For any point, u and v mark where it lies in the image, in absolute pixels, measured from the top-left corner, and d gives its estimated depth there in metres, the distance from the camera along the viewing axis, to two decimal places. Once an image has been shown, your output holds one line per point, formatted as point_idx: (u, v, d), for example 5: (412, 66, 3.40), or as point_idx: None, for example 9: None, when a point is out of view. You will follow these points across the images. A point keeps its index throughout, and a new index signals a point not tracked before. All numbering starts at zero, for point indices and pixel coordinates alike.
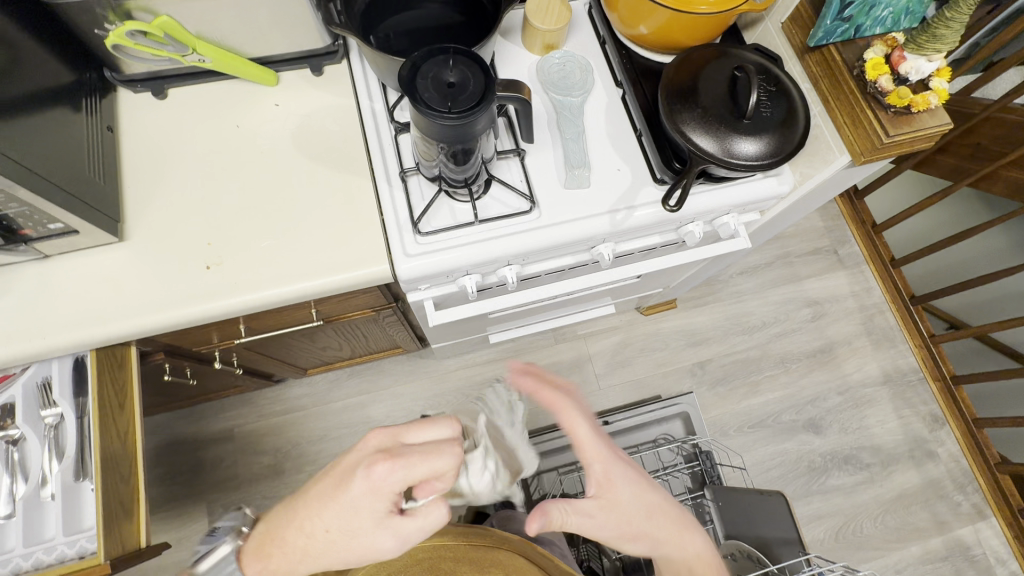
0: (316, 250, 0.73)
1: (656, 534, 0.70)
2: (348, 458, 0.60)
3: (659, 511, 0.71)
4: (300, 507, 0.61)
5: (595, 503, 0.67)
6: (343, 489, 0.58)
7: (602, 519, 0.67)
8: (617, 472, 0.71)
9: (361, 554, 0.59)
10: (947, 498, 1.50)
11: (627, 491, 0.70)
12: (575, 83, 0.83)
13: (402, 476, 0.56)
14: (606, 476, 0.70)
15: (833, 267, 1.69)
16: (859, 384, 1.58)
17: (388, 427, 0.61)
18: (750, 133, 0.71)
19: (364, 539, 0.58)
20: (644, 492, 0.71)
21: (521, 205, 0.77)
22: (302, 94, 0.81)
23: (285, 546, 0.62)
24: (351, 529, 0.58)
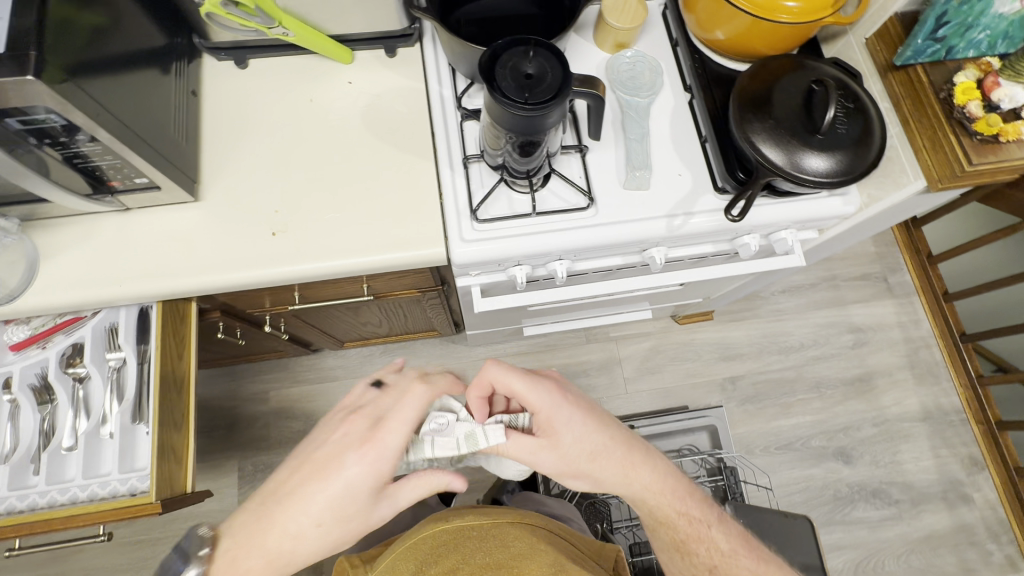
0: (377, 226, 0.75)
1: (603, 472, 0.67)
2: (326, 449, 0.62)
3: (614, 451, 0.67)
4: (278, 511, 0.61)
5: (534, 443, 0.64)
6: (330, 475, 0.60)
7: (544, 459, 0.65)
8: (557, 417, 0.65)
9: (357, 533, 0.62)
10: (978, 545, 1.44)
11: (571, 434, 0.65)
12: (644, 84, 0.82)
13: (392, 445, 0.60)
14: (548, 419, 0.65)
15: (880, 295, 1.63)
16: (896, 417, 1.53)
17: (363, 409, 0.64)
18: (822, 149, 0.70)
19: (366, 516, 0.61)
20: (589, 434, 0.66)
21: (579, 201, 0.78)
22: (374, 73, 0.83)
23: (264, 553, 0.61)
24: (347, 513, 0.60)
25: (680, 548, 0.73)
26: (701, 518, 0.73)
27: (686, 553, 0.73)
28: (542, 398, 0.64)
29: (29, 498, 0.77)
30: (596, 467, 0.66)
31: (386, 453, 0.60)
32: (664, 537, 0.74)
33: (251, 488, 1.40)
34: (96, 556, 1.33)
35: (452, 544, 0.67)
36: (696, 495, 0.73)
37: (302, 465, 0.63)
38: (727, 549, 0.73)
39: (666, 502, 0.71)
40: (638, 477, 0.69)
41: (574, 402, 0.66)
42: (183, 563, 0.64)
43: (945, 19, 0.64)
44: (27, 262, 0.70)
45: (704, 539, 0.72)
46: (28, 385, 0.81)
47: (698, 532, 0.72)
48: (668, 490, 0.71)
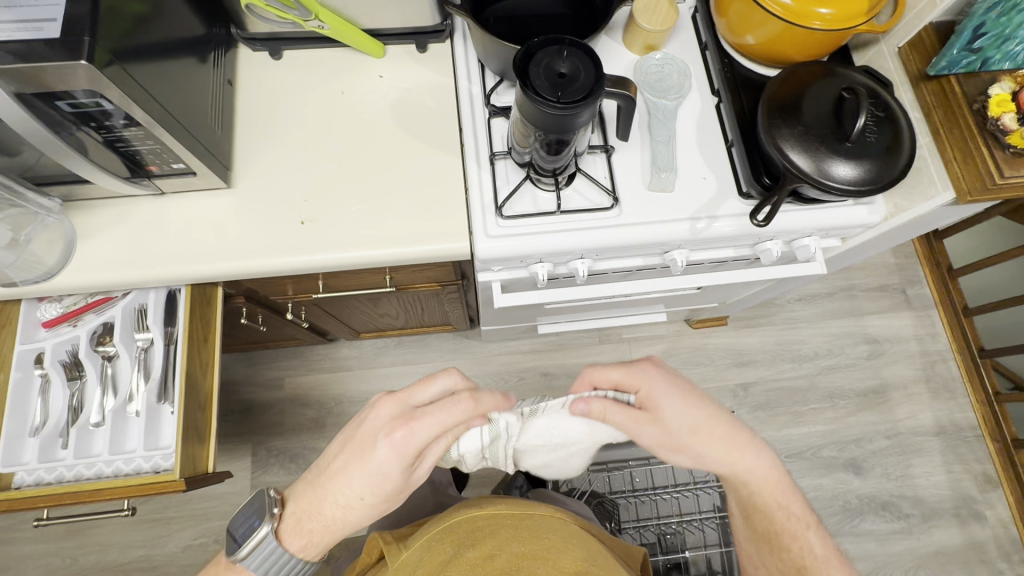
0: (404, 219, 0.76)
1: (704, 447, 0.69)
2: (362, 431, 0.64)
3: (717, 430, 0.69)
4: (325, 484, 0.65)
5: (638, 415, 0.67)
6: (366, 457, 0.62)
7: (646, 433, 0.67)
8: (658, 392, 0.68)
9: (397, 498, 0.66)
10: (988, 563, 1.43)
11: (672, 409, 0.68)
12: (672, 87, 0.82)
13: (422, 436, 0.60)
14: (652, 394, 0.68)
15: (898, 307, 1.62)
16: (909, 431, 1.52)
17: (393, 394, 0.64)
18: (850, 157, 0.70)
19: (406, 484, 0.65)
20: (689, 409, 0.68)
21: (603, 201, 0.78)
22: (404, 68, 0.84)
23: (319, 519, 0.67)
24: (386, 490, 0.63)
25: (770, 538, 0.74)
26: (799, 516, 0.74)
27: (774, 545, 0.74)
28: (647, 376, 0.68)
29: (57, 470, 0.80)
30: (699, 447, 0.69)
31: (415, 441, 0.61)
32: (756, 526, 0.75)
33: (263, 473, 1.42)
34: (112, 531, 1.36)
35: (484, 531, 0.69)
36: (798, 492, 0.73)
37: (344, 444, 0.65)
38: (819, 547, 0.73)
39: (762, 488, 0.72)
40: (741, 459, 0.70)
41: (677, 382, 0.69)
42: (258, 520, 0.68)
43: (983, 30, 0.64)
44: (65, 242, 0.73)
45: (798, 536, 0.73)
46: (59, 360, 0.83)
47: (793, 524, 0.73)
48: (768, 477, 0.72)
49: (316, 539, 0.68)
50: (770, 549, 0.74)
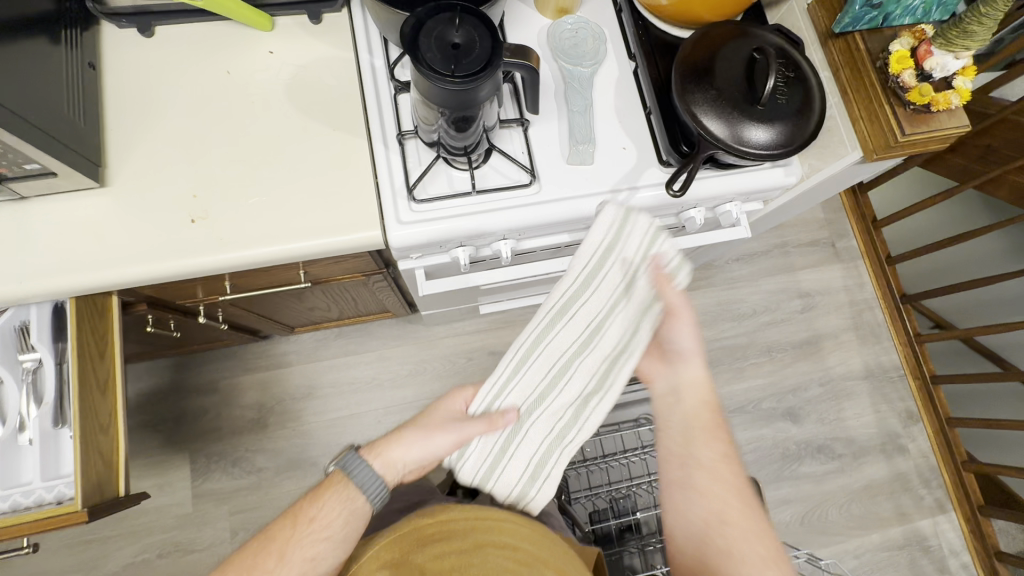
0: (312, 208, 0.71)
1: (689, 421, 0.67)
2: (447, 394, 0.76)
3: (700, 415, 0.67)
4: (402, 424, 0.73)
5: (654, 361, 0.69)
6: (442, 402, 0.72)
7: (644, 358, 0.70)
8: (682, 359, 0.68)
9: (432, 446, 0.68)
10: (912, 491, 1.55)
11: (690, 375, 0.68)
12: (587, 52, 0.79)
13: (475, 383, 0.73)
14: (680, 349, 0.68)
15: (828, 260, 1.69)
16: (840, 377, 1.61)
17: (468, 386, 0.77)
18: (763, 120, 0.69)
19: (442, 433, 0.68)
20: (698, 391, 0.68)
21: (521, 178, 0.75)
22: (298, 42, 0.77)
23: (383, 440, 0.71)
24: (434, 421, 0.70)
25: (707, 525, 0.64)
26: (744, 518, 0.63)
27: (727, 536, 0.62)
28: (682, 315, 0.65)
29: None
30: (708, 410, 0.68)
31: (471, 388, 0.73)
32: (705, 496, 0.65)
33: (205, 480, 1.36)
34: (40, 559, 1.27)
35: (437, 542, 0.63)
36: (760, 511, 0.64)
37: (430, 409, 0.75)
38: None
39: (716, 444, 0.66)
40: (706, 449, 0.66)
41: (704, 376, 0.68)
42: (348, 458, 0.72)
43: None
44: None
45: (738, 531, 0.63)
46: None
47: (726, 524, 0.63)
48: (731, 485, 0.65)
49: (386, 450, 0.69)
50: (699, 544, 0.64)
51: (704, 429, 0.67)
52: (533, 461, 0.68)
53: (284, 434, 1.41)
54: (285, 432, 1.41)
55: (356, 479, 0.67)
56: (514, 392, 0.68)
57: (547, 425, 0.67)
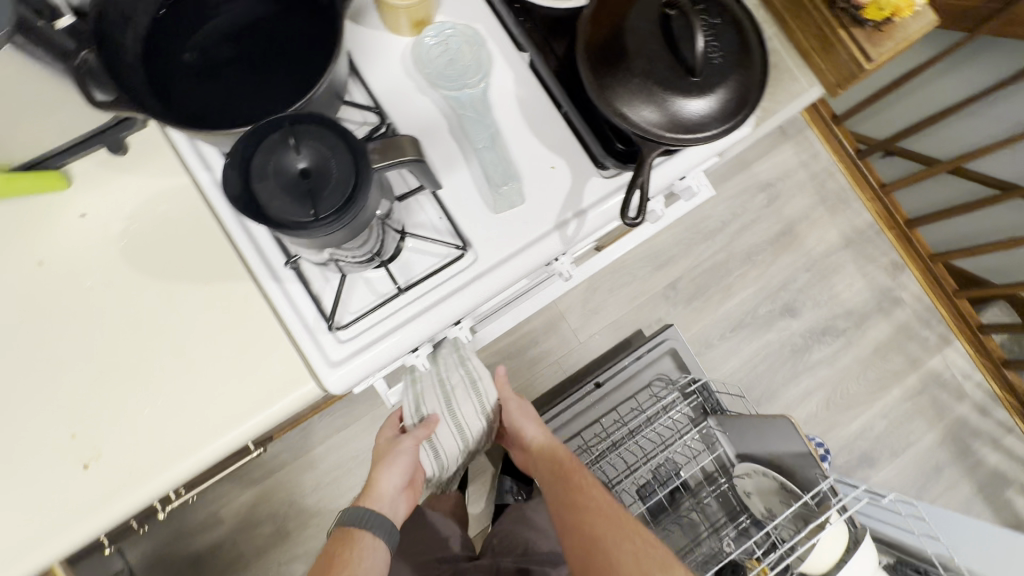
0: (219, 388, 0.57)
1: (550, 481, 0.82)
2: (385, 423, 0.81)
3: (558, 464, 0.83)
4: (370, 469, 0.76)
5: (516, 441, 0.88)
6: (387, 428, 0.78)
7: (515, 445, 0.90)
8: (521, 426, 0.87)
9: (399, 463, 0.73)
10: (916, 336, 1.58)
11: (531, 430, 0.86)
12: (468, 66, 0.63)
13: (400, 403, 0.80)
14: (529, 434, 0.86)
15: (778, 142, 1.60)
16: (823, 255, 1.58)
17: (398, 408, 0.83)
18: (702, 90, 0.56)
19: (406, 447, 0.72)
20: (548, 448, 0.85)
21: (451, 251, 0.62)
22: (109, 187, 0.59)
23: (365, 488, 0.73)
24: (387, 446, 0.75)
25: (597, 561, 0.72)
26: (626, 542, 0.73)
27: (605, 550, 0.73)
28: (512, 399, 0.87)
29: None
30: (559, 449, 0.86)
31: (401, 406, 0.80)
32: (579, 524, 0.76)
33: None
34: None
35: None
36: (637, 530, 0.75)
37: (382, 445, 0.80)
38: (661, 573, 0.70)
39: (575, 477, 0.81)
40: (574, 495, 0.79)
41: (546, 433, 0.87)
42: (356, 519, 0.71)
43: None
44: None
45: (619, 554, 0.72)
46: None
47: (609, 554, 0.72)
48: (606, 517, 0.76)
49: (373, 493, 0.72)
50: None
51: (559, 469, 0.83)
52: (474, 397, 0.75)
53: (310, 534, 1.32)
54: (310, 531, 1.33)
55: (364, 528, 0.68)
56: (423, 381, 0.71)
57: (460, 376, 0.72)
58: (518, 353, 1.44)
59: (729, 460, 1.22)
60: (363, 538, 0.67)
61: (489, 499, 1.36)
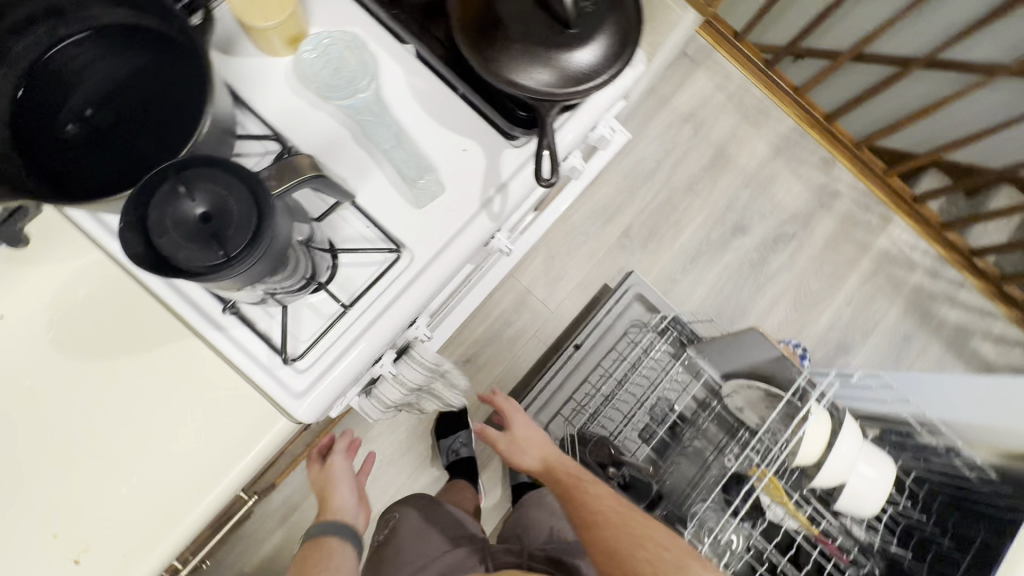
0: (193, 447, 0.56)
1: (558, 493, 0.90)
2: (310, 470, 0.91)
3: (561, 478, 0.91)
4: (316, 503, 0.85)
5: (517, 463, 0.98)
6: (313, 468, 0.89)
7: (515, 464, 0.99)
8: (515, 453, 0.98)
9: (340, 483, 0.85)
10: (860, 222, 1.65)
11: (526, 456, 0.97)
12: (355, 72, 0.62)
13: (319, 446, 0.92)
14: (528, 458, 0.97)
15: (690, 72, 1.64)
16: (757, 168, 1.63)
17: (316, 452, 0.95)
18: (584, 40, 0.58)
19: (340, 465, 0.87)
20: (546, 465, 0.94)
21: (386, 255, 0.63)
22: (23, 280, 0.57)
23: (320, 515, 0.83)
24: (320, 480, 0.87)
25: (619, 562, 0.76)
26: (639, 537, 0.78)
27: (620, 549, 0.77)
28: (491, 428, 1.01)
29: None
30: (555, 462, 0.94)
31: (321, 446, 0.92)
32: (591, 540, 0.80)
33: None
34: None
35: None
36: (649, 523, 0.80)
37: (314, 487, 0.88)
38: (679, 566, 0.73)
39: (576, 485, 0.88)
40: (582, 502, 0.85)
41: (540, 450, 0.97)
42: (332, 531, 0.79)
43: None
44: None
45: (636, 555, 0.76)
46: None
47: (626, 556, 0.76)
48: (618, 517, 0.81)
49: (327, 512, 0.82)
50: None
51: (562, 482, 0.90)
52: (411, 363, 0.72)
53: None
54: None
55: (331, 534, 0.78)
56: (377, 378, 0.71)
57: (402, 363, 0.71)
58: (496, 338, 1.46)
59: (716, 385, 1.24)
60: (333, 542, 0.77)
61: (506, 481, 1.39)
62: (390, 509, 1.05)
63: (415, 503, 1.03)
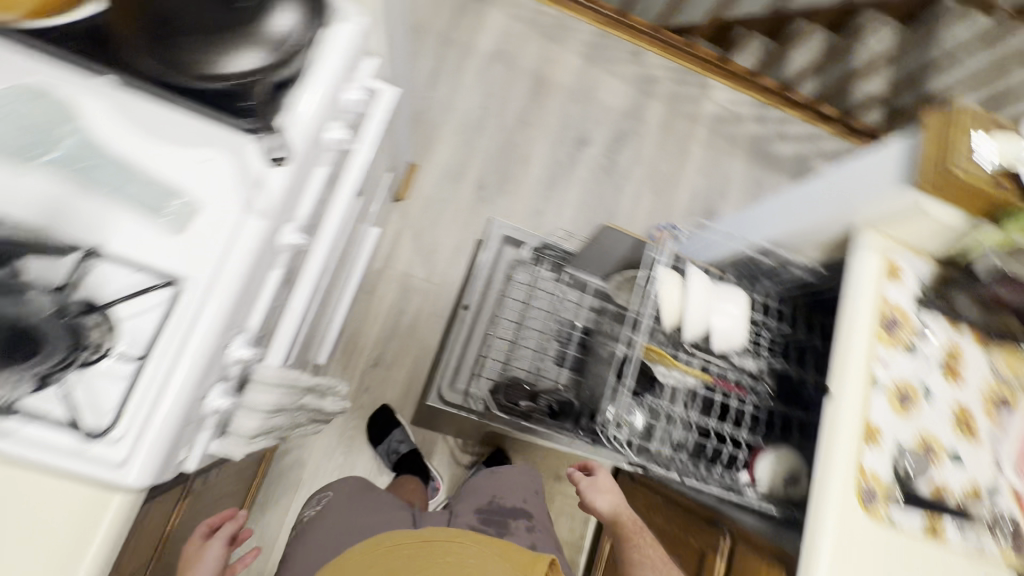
0: (30, 562, 0.52)
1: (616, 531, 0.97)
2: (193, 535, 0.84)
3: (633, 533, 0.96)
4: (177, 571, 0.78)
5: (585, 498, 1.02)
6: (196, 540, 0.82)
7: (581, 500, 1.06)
8: (595, 495, 1.02)
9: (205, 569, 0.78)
10: (682, 96, 1.76)
11: (601, 499, 1.01)
12: (46, 122, 0.58)
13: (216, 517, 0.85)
14: (606, 503, 1.01)
15: (479, 13, 1.66)
16: (575, 80, 1.69)
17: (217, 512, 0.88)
18: (269, 12, 0.60)
19: (214, 553, 0.80)
20: (619, 510, 0.99)
21: (164, 293, 0.59)
22: None
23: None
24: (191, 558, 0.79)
25: None
26: None
27: None
28: (600, 477, 1.05)
29: None
30: (625, 518, 0.98)
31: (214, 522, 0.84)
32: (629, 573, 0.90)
33: None
34: None
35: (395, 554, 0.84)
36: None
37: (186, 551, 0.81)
38: None
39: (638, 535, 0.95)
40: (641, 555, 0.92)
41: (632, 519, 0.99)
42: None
43: None
44: None
45: None
46: None
47: None
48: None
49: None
50: None
51: (629, 529, 0.97)
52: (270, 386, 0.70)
53: None
54: None
55: None
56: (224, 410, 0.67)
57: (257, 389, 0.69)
58: (395, 330, 1.44)
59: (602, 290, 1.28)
60: None
61: (456, 458, 1.43)
62: (328, 485, 1.06)
63: (350, 483, 1.03)
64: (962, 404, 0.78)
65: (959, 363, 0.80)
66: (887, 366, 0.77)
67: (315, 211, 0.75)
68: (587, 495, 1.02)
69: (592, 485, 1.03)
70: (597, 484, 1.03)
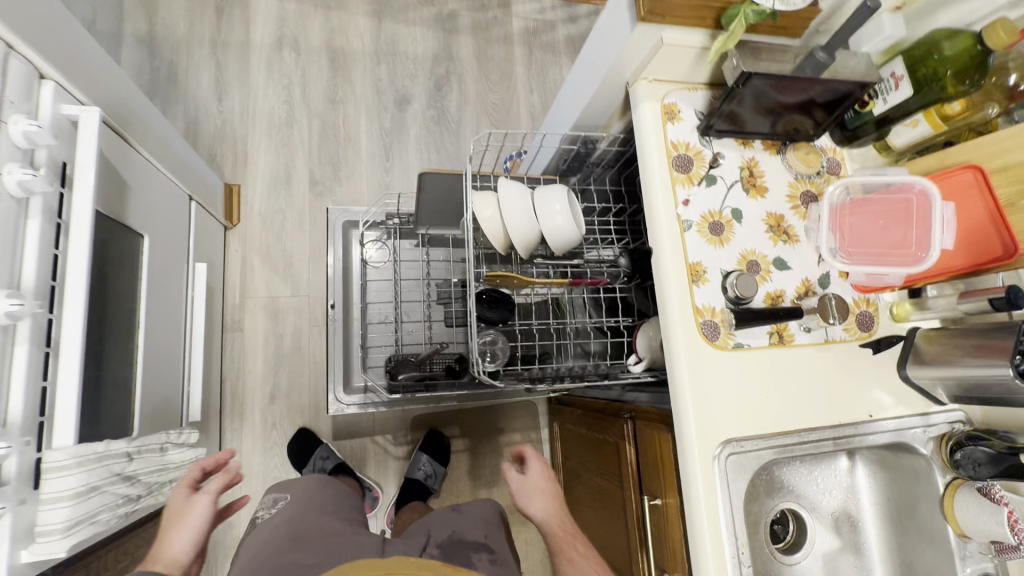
0: None
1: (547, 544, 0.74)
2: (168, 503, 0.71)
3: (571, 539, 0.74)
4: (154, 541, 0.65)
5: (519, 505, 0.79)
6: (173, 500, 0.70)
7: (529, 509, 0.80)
8: (525, 496, 0.80)
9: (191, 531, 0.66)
10: (487, 22, 1.69)
11: (532, 504, 0.79)
12: None
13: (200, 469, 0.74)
14: (541, 501, 0.79)
15: (246, 5, 1.53)
16: (374, 41, 1.59)
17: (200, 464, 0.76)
18: None
19: (203, 506, 0.68)
20: (557, 512, 0.78)
21: None
22: None
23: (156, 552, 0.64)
24: (175, 514, 0.67)
25: None
26: None
27: None
28: (534, 472, 0.82)
29: None
30: (561, 520, 0.77)
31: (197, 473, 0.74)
32: None
33: None
34: None
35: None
36: None
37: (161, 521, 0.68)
38: None
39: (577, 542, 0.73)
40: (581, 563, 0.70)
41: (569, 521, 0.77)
42: None
43: None
44: None
45: None
46: None
47: None
48: None
49: (161, 558, 0.63)
50: None
51: (567, 535, 0.74)
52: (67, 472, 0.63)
53: None
54: None
55: None
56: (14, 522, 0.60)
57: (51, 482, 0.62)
58: (280, 357, 1.37)
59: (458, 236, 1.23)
60: None
61: (392, 455, 1.39)
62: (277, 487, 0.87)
63: (307, 485, 0.85)
64: (771, 213, 0.80)
65: (758, 176, 0.81)
66: (690, 204, 0.78)
67: (45, 267, 0.67)
68: (520, 498, 0.80)
69: (524, 488, 0.80)
70: (532, 484, 0.81)
